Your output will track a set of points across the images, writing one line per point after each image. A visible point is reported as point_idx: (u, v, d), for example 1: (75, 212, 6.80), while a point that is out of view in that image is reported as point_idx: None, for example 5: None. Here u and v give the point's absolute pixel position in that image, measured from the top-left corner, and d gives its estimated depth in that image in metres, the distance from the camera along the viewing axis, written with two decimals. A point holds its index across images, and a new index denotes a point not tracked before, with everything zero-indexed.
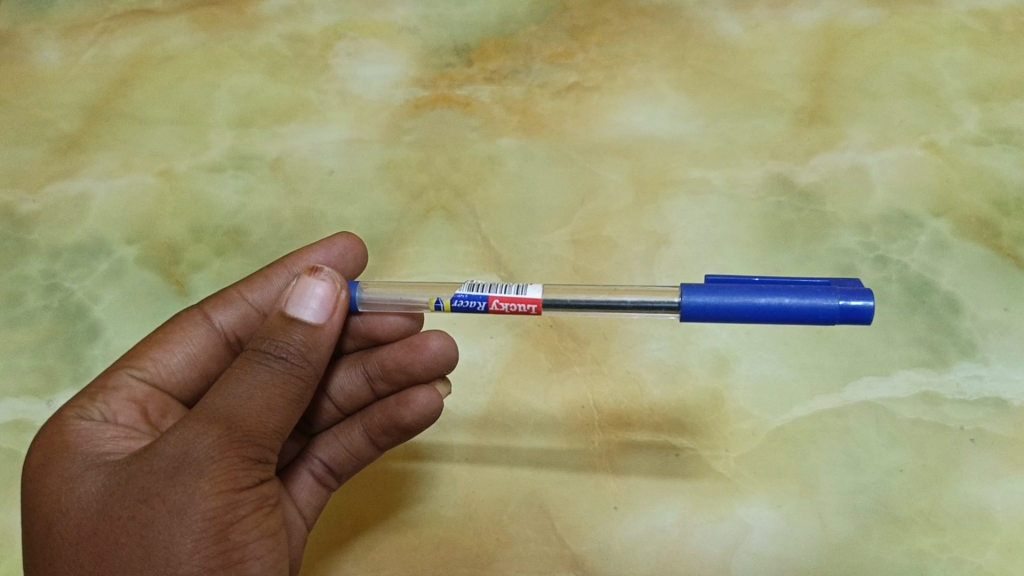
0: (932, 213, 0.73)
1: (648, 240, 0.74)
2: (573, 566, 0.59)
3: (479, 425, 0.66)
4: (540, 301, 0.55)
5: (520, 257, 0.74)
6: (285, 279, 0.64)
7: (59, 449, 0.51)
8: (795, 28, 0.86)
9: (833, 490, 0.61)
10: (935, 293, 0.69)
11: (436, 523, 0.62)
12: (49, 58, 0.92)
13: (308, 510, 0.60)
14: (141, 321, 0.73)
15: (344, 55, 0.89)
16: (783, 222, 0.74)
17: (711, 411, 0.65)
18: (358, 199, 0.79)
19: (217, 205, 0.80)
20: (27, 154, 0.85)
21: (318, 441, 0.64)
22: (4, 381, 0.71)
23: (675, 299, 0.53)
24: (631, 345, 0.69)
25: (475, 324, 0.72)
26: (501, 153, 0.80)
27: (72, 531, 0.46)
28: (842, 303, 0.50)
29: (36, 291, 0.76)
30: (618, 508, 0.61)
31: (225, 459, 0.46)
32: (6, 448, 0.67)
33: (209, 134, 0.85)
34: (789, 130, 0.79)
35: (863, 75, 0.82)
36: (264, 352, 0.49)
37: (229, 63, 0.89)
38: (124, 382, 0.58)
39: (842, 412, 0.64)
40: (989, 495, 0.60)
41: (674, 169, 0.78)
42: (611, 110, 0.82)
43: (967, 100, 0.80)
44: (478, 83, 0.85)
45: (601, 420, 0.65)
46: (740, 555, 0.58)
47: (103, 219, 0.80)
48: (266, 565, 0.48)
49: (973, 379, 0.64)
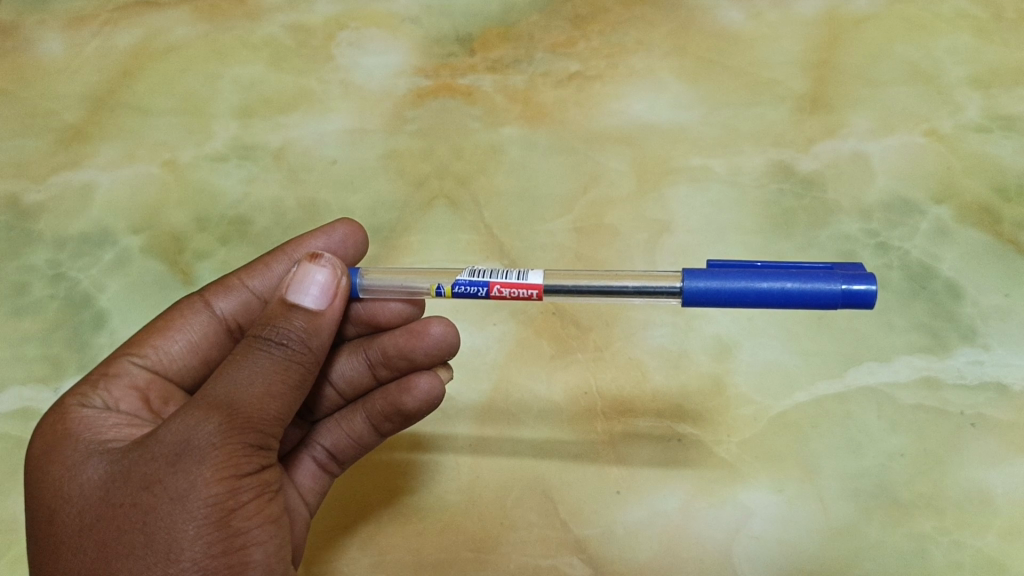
0: (933, 199, 0.73)
1: (651, 228, 0.74)
2: (577, 549, 0.60)
3: (482, 412, 0.67)
4: (541, 287, 0.55)
5: (523, 245, 0.74)
6: (285, 266, 0.64)
7: (61, 436, 0.52)
8: (797, 16, 0.86)
9: (835, 475, 0.61)
10: (937, 279, 0.69)
11: (441, 508, 0.63)
12: (53, 49, 0.92)
13: (311, 496, 0.61)
14: (146, 310, 0.74)
15: (347, 44, 0.90)
16: (784, 210, 0.74)
17: (713, 397, 0.65)
18: (361, 188, 0.79)
19: (221, 194, 0.80)
20: (32, 144, 0.85)
21: (320, 429, 0.65)
22: (11, 370, 0.72)
23: (677, 284, 0.54)
24: (633, 332, 0.69)
25: (479, 312, 0.72)
26: (503, 141, 0.81)
27: (75, 518, 0.47)
28: (844, 288, 0.50)
29: (42, 280, 0.77)
30: (620, 493, 0.62)
31: (227, 446, 0.47)
32: (14, 436, 0.68)
33: (213, 124, 0.85)
34: (791, 117, 0.79)
35: (865, 62, 0.82)
36: (265, 339, 0.50)
37: (232, 53, 0.90)
38: (126, 370, 0.58)
39: (844, 397, 0.64)
40: (989, 478, 0.60)
41: (676, 157, 0.78)
42: (613, 98, 0.82)
43: (969, 87, 0.80)
44: (480, 72, 0.85)
45: (604, 406, 0.66)
46: (742, 538, 0.59)
47: (108, 209, 0.80)
48: (268, 552, 0.49)
49: (974, 364, 0.65)
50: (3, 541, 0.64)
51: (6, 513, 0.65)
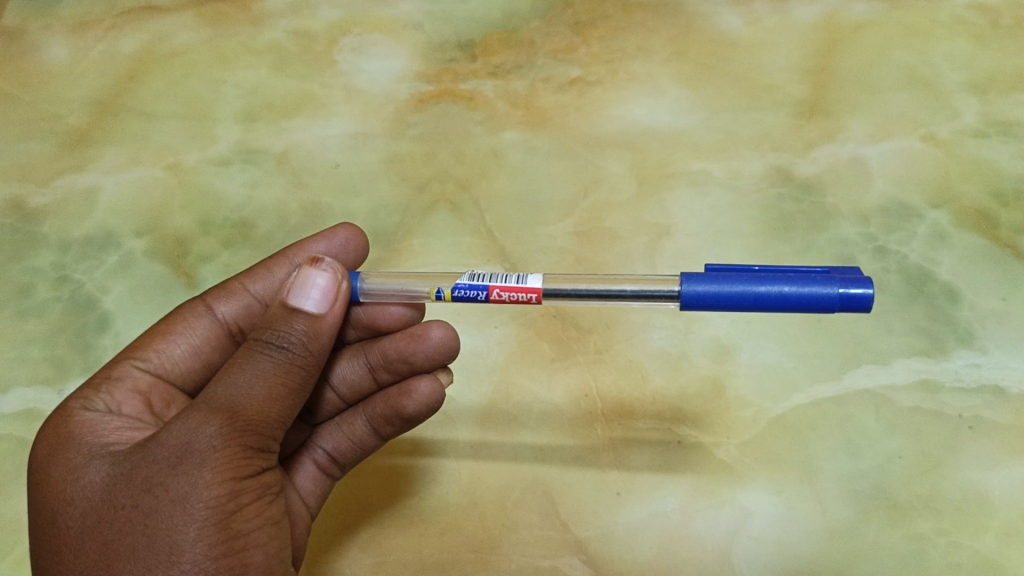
0: (931, 204, 0.74)
1: (650, 231, 0.75)
2: (577, 550, 0.60)
3: (483, 415, 0.67)
4: (540, 291, 0.56)
5: (524, 248, 0.75)
6: (286, 270, 0.65)
7: (63, 439, 0.52)
8: (795, 22, 0.87)
9: (833, 476, 0.61)
10: (935, 283, 0.70)
11: (442, 509, 0.63)
12: (57, 54, 0.93)
13: (312, 499, 0.61)
14: (150, 312, 0.74)
15: (349, 49, 0.90)
16: (783, 214, 0.74)
17: (713, 399, 0.66)
18: (364, 191, 0.80)
19: (224, 198, 0.81)
20: (37, 148, 0.86)
21: (321, 432, 0.65)
22: (15, 371, 0.72)
23: (675, 288, 0.54)
24: (633, 335, 0.70)
25: (480, 315, 0.73)
26: (504, 146, 0.81)
27: (77, 520, 0.47)
28: (841, 292, 0.50)
29: (46, 283, 0.77)
30: (621, 494, 0.62)
31: (228, 449, 0.47)
32: (18, 436, 0.69)
33: (216, 128, 0.86)
34: (790, 123, 0.80)
35: (863, 68, 0.83)
36: (266, 342, 0.50)
37: (236, 58, 0.91)
38: (128, 373, 0.59)
39: (842, 399, 0.65)
40: (986, 480, 0.61)
41: (676, 161, 0.79)
42: (613, 103, 0.83)
43: (967, 93, 0.81)
44: (482, 77, 0.86)
45: (604, 409, 0.66)
46: (741, 539, 0.59)
47: (112, 212, 0.81)
48: (268, 553, 0.49)
49: (972, 367, 0.65)
50: (7, 541, 0.64)
51: (10, 513, 0.66)
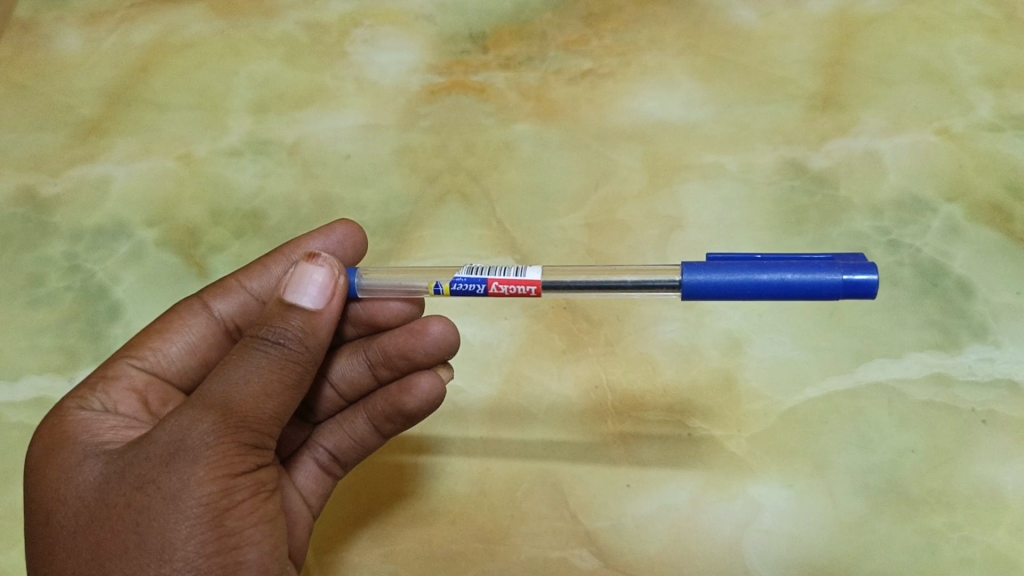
0: (944, 197, 0.74)
1: (663, 223, 0.74)
2: (587, 541, 0.60)
3: (494, 407, 0.67)
4: (539, 283, 0.56)
5: (534, 240, 0.75)
6: (284, 267, 0.65)
7: (59, 438, 0.52)
8: (810, 15, 0.86)
9: (845, 470, 0.61)
10: (948, 276, 0.69)
11: (451, 500, 0.63)
12: (70, 45, 0.93)
13: (313, 499, 0.62)
14: (159, 302, 0.75)
15: (361, 42, 0.90)
16: (796, 206, 0.74)
17: (724, 392, 0.65)
18: (374, 181, 0.80)
19: (234, 188, 0.81)
20: (49, 139, 0.86)
21: (321, 430, 0.65)
22: (27, 359, 0.73)
23: (675, 278, 0.54)
24: (645, 327, 0.69)
25: (490, 306, 0.72)
26: (515, 138, 0.81)
27: (70, 518, 0.47)
28: (845, 278, 0.50)
29: (58, 272, 0.78)
30: (631, 486, 0.62)
31: (221, 445, 0.47)
32: (27, 425, 0.69)
33: (228, 119, 0.86)
34: (802, 115, 0.79)
35: (876, 61, 0.82)
36: (262, 339, 0.50)
37: (247, 50, 0.91)
38: (124, 372, 0.59)
39: (854, 393, 0.64)
40: (1000, 475, 0.60)
41: (689, 155, 0.78)
42: (626, 96, 0.83)
43: (982, 87, 0.80)
44: (493, 69, 0.86)
45: (615, 401, 0.66)
46: (752, 532, 0.59)
47: (124, 201, 0.81)
48: (263, 551, 0.49)
49: (985, 361, 0.65)
50: (16, 528, 0.65)
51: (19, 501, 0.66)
